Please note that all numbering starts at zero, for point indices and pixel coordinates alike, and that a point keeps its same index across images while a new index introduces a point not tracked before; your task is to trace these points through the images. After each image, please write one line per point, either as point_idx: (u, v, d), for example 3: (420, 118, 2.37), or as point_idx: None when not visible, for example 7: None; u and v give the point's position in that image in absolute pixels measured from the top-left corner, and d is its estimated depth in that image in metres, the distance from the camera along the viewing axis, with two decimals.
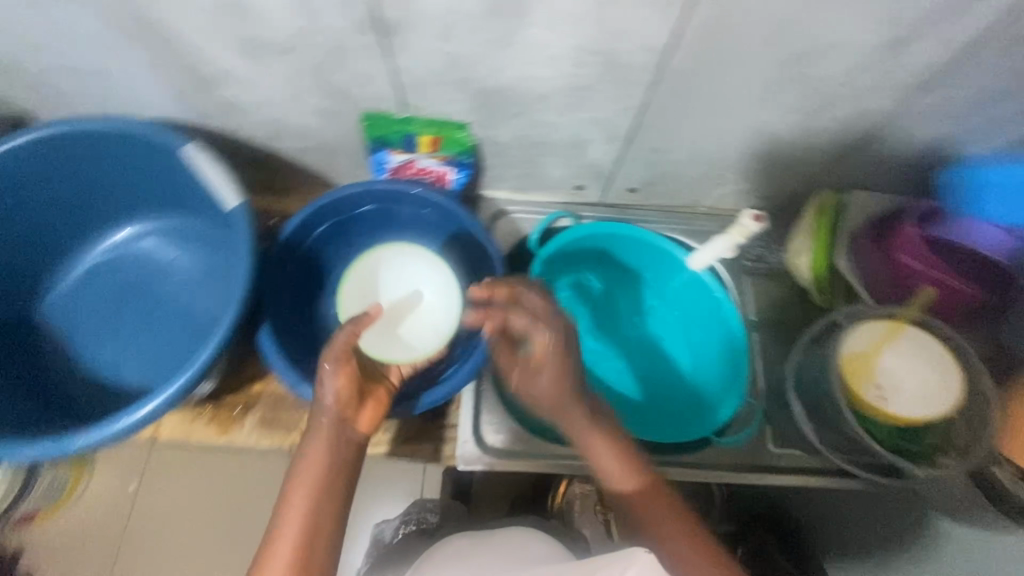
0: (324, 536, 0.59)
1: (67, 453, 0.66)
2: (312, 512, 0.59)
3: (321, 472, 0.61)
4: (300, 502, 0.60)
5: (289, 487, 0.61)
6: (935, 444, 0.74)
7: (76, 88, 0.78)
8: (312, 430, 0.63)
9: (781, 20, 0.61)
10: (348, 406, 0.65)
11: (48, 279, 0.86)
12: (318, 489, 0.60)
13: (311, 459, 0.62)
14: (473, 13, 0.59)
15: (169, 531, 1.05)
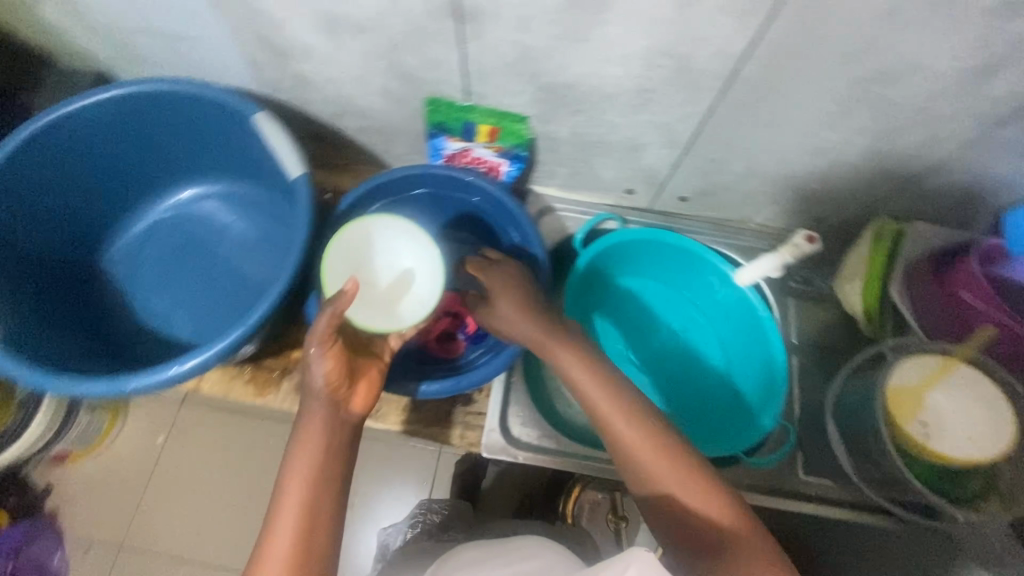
0: (327, 513, 0.57)
1: (120, 394, 0.65)
2: (311, 490, 0.58)
3: (319, 451, 0.60)
4: (298, 481, 0.58)
5: (290, 463, 0.59)
6: (978, 489, 0.71)
7: (160, 50, 0.81)
8: (306, 410, 0.62)
9: (865, 39, 0.59)
10: (341, 388, 0.64)
11: (115, 229, 0.90)
12: (318, 466, 0.59)
13: (308, 438, 0.60)
14: (552, 7, 0.60)
15: (196, 485, 1.12)
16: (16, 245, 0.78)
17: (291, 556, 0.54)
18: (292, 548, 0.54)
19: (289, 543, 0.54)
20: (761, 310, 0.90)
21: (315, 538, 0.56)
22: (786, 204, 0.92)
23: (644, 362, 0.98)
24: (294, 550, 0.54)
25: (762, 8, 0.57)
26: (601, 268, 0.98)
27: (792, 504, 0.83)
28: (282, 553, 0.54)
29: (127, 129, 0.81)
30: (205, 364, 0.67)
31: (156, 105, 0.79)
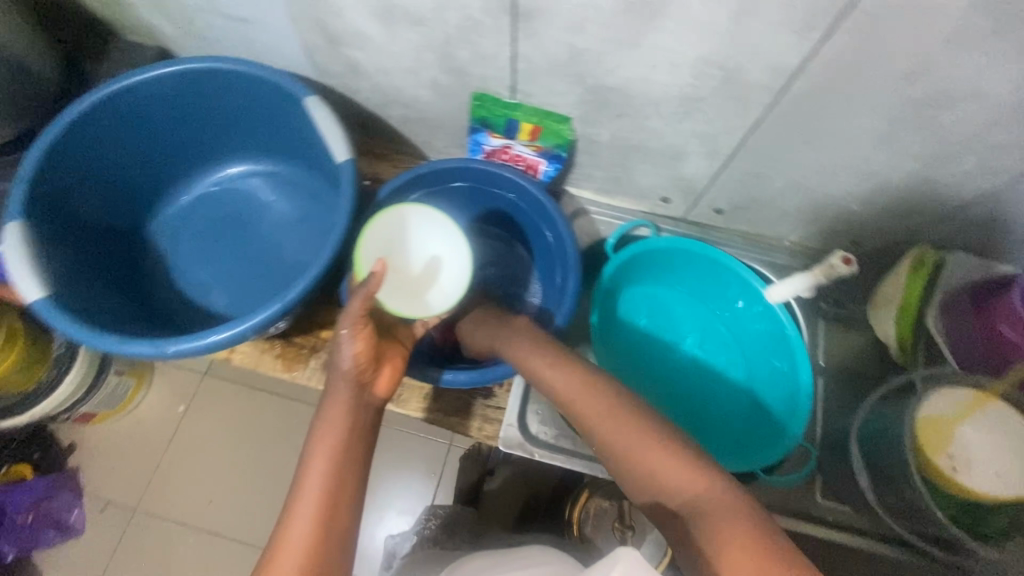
0: (350, 489, 0.58)
1: (163, 354, 0.67)
2: (334, 465, 0.59)
3: (344, 428, 0.61)
4: (322, 455, 0.59)
5: (316, 438, 0.60)
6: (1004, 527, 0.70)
7: (220, 29, 0.84)
8: (332, 389, 0.64)
9: (923, 62, 0.58)
10: (367, 371, 0.65)
11: (163, 198, 0.93)
12: (343, 442, 0.60)
13: (335, 416, 0.62)
14: (607, 10, 0.61)
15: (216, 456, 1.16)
16: (72, 206, 0.81)
17: (315, 527, 0.54)
18: (315, 519, 0.55)
19: (312, 514, 0.55)
20: (790, 329, 0.88)
21: (338, 511, 0.56)
22: (823, 224, 0.91)
23: (667, 371, 0.98)
24: (317, 521, 0.55)
25: (819, 24, 0.56)
26: (631, 275, 0.98)
27: (808, 526, 0.82)
28: (306, 523, 0.55)
29: (184, 103, 0.84)
30: (242, 334, 0.69)
31: (214, 82, 0.82)
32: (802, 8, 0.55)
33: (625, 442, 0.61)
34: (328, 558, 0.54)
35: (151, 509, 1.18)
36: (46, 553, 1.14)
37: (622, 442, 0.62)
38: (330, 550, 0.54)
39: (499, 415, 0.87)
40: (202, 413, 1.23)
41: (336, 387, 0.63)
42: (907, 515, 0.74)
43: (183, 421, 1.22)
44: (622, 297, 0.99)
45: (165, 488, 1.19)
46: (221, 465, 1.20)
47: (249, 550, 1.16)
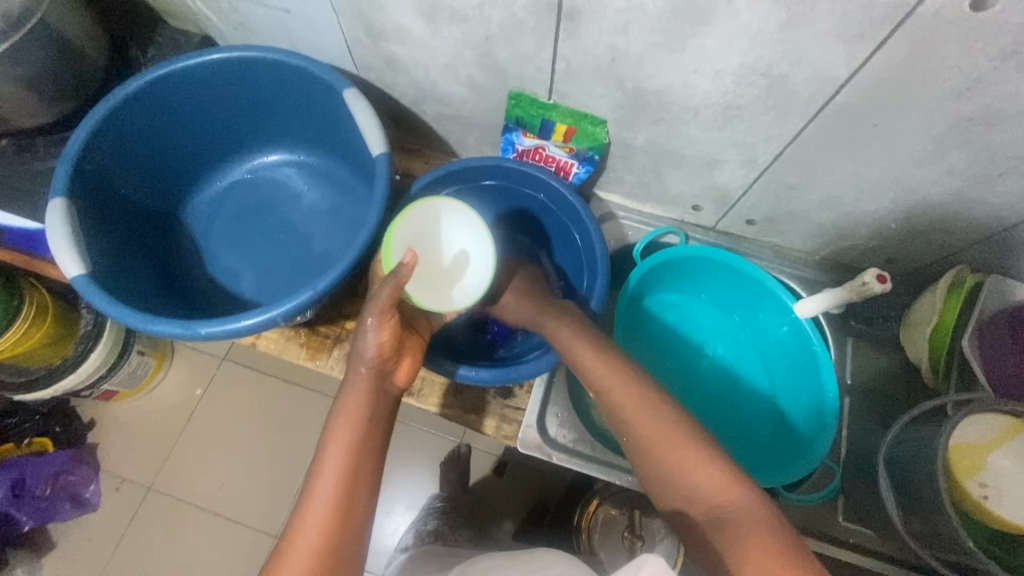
0: (365, 479, 0.58)
1: (194, 335, 0.67)
2: (350, 454, 0.58)
3: (360, 417, 0.61)
4: (339, 444, 0.59)
5: (333, 425, 0.60)
6: None
7: (264, 20, 0.85)
8: (350, 378, 0.64)
9: (978, 79, 0.57)
10: (388, 361, 0.66)
11: (198, 184, 0.95)
12: (359, 431, 0.60)
13: (353, 404, 0.62)
14: (653, 13, 0.60)
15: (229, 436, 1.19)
16: (112, 186, 0.83)
17: (331, 514, 0.54)
18: (331, 507, 0.55)
19: (328, 502, 0.55)
20: (817, 345, 0.87)
21: (354, 501, 0.56)
22: (857, 240, 0.90)
23: (689, 381, 0.97)
24: (334, 509, 0.55)
25: (872, 34, 0.55)
26: (657, 281, 0.97)
27: (829, 546, 0.81)
28: (322, 511, 0.55)
29: (224, 90, 0.86)
30: (272, 321, 0.70)
31: (255, 71, 0.83)
32: (856, 18, 0.54)
33: (653, 437, 0.62)
34: (342, 546, 0.54)
35: (165, 488, 1.19)
36: (61, 525, 1.16)
37: (649, 435, 0.62)
38: (344, 540, 0.54)
39: (518, 415, 0.87)
40: (219, 396, 1.25)
41: (353, 376, 0.64)
42: (932, 541, 0.73)
43: (200, 403, 1.24)
44: (646, 304, 0.98)
45: (179, 468, 1.21)
46: (235, 449, 1.22)
47: (257, 534, 1.17)
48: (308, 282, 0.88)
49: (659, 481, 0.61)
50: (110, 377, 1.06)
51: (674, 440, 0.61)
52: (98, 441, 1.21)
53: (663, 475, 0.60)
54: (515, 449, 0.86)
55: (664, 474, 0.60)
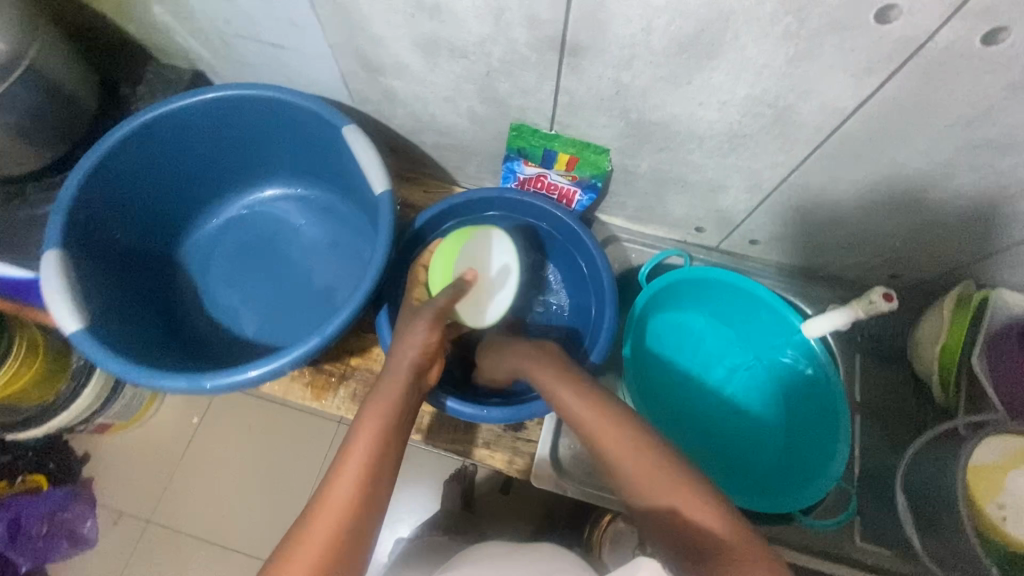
0: (386, 483, 0.55)
1: (201, 389, 0.66)
2: (376, 453, 0.55)
3: (388, 418, 0.58)
4: (365, 440, 0.56)
5: (361, 421, 0.58)
6: None
7: (257, 56, 0.84)
8: (384, 378, 0.62)
9: (985, 109, 0.57)
10: (428, 360, 0.66)
11: (193, 222, 0.93)
12: (386, 432, 0.57)
13: (383, 403, 0.59)
14: (658, 49, 0.60)
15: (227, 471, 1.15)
16: (107, 231, 0.81)
17: (351, 512, 0.51)
18: (349, 504, 0.51)
19: (349, 497, 0.52)
20: (827, 366, 0.88)
21: (372, 501, 0.53)
22: (862, 258, 0.89)
23: (699, 404, 0.96)
24: (352, 508, 0.51)
25: (879, 68, 0.55)
26: (659, 306, 0.96)
27: (845, 568, 0.80)
28: (341, 506, 0.51)
29: (219, 128, 0.84)
30: (279, 369, 0.68)
31: (250, 109, 0.82)
32: (864, 53, 0.54)
33: (638, 476, 0.56)
34: (352, 549, 0.50)
35: (164, 519, 1.15)
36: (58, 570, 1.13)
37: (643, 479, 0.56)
38: (358, 539, 0.51)
39: (530, 448, 0.86)
40: (215, 425, 1.20)
41: (389, 376, 0.62)
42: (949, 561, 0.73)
43: (198, 432, 1.20)
44: (652, 327, 0.98)
45: (179, 498, 1.16)
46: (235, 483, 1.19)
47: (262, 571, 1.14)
48: (312, 321, 0.87)
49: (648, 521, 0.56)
50: (100, 414, 1.01)
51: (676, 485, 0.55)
52: (95, 475, 1.17)
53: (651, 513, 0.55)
54: (530, 483, 0.85)
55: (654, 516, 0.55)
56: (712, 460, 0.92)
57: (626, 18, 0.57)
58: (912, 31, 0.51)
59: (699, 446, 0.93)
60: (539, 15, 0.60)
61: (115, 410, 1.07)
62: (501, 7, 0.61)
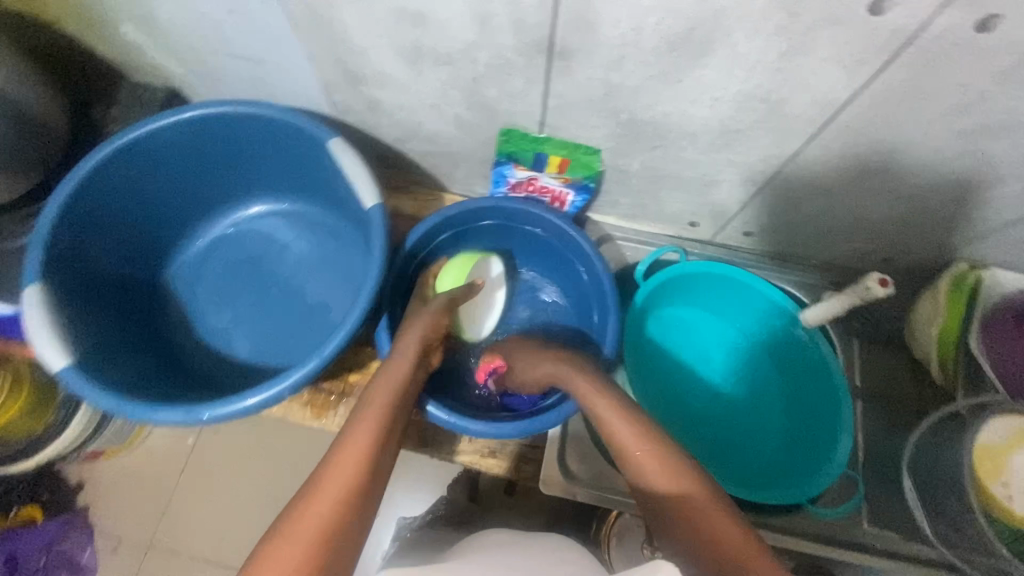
0: (391, 449, 0.60)
1: (197, 421, 0.65)
2: (386, 420, 0.61)
3: (395, 393, 0.65)
4: (376, 407, 0.62)
5: (372, 392, 0.64)
6: None
7: (234, 71, 0.81)
8: (392, 358, 0.69)
9: (978, 94, 0.57)
10: (431, 349, 0.74)
11: (178, 245, 0.90)
12: (393, 403, 0.63)
13: (391, 378, 0.66)
14: (648, 48, 0.59)
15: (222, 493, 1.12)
16: (88, 259, 0.78)
17: (364, 468, 0.55)
18: (362, 460, 0.56)
19: (363, 453, 0.57)
20: (827, 354, 0.88)
21: (381, 462, 0.58)
22: (856, 245, 0.89)
23: (704, 401, 0.95)
24: (366, 467, 0.56)
25: (874, 58, 0.55)
26: (652, 305, 0.96)
27: (855, 555, 0.80)
28: (355, 461, 0.56)
29: (199, 147, 0.82)
30: (279, 396, 0.67)
31: (230, 126, 0.80)
32: (858, 44, 0.54)
33: (656, 477, 0.57)
34: (365, 501, 0.53)
35: (165, 543, 1.09)
36: None
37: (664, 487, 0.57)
38: (369, 492, 0.54)
39: (537, 455, 0.86)
40: (209, 445, 1.14)
41: (396, 356, 0.70)
42: (961, 544, 0.74)
43: (193, 452, 1.13)
44: (651, 325, 0.97)
45: (179, 521, 1.10)
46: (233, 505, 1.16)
47: None
48: (307, 340, 0.85)
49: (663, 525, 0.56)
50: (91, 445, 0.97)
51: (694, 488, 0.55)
52: (89, 505, 1.10)
53: (667, 518, 0.55)
54: (538, 491, 0.84)
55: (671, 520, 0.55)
56: (714, 462, 0.91)
57: (616, 18, 0.56)
58: (906, 20, 0.50)
59: (706, 443, 0.92)
60: (526, 19, 0.59)
61: (106, 435, 1.02)
62: (487, 13, 0.59)
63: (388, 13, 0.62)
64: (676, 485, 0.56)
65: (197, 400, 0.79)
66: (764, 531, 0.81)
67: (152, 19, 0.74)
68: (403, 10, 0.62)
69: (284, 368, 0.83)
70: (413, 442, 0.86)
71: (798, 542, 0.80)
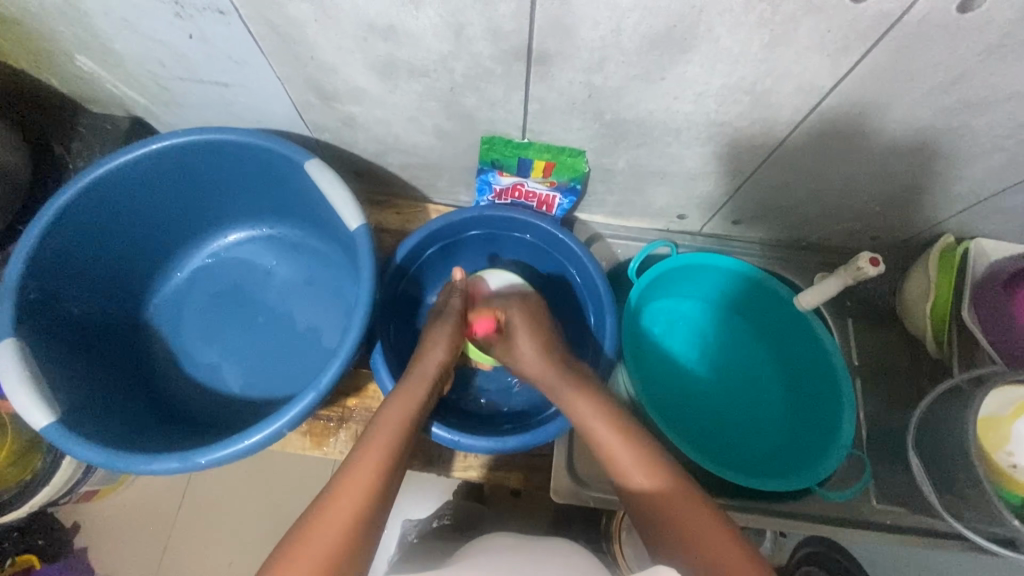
0: (397, 480, 0.59)
1: (194, 466, 0.63)
2: (395, 448, 0.60)
3: (405, 423, 0.63)
4: (385, 434, 0.61)
5: (380, 420, 0.63)
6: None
7: (201, 97, 0.78)
8: (405, 384, 0.68)
9: (961, 72, 0.57)
10: (441, 381, 0.72)
11: (157, 281, 0.87)
12: (403, 432, 0.62)
13: (402, 405, 0.65)
14: (628, 48, 0.58)
15: (222, 525, 1.09)
16: (64, 305, 0.75)
17: (368, 500, 0.54)
18: (367, 492, 0.55)
19: (368, 484, 0.55)
20: (824, 337, 0.88)
21: (386, 493, 0.57)
22: (845, 225, 0.89)
23: (710, 391, 0.94)
24: (370, 498, 0.54)
25: (856, 45, 0.55)
26: (648, 300, 0.95)
27: (864, 535, 0.82)
28: (359, 492, 0.54)
29: (170, 180, 0.79)
30: (277, 433, 0.65)
31: (202, 154, 0.77)
32: (840, 33, 0.53)
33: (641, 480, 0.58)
34: (367, 535, 0.52)
35: None
36: None
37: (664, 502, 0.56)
38: (371, 529, 0.53)
39: (545, 462, 0.86)
40: (211, 475, 1.11)
41: (410, 382, 0.68)
42: (964, 513, 0.74)
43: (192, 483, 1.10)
44: (649, 320, 0.96)
45: (184, 556, 1.07)
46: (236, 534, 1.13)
47: None
48: (302, 367, 0.82)
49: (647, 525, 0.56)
50: (85, 484, 0.92)
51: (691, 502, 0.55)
52: (88, 545, 1.07)
53: (659, 525, 0.55)
54: (550, 499, 0.83)
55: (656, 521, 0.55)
56: (727, 454, 0.89)
57: (594, 21, 0.54)
58: (888, 5, 0.50)
59: (716, 436, 0.91)
60: (501, 27, 0.57)
61: (100, 475, 0.97)
62: (462, 23, 0.57)
63: (358, 29, 0.60)
64: (679, 504, 0.55)
65: (191, 442, 0.77)
66: (773, 516, 0.82)
67: (108, 49, 0.70)
68: (373, 25, 0.59)
69: (280, 399, 0.81)
70: (418, 461, 0.85)
71: (807, 527, 0.81)
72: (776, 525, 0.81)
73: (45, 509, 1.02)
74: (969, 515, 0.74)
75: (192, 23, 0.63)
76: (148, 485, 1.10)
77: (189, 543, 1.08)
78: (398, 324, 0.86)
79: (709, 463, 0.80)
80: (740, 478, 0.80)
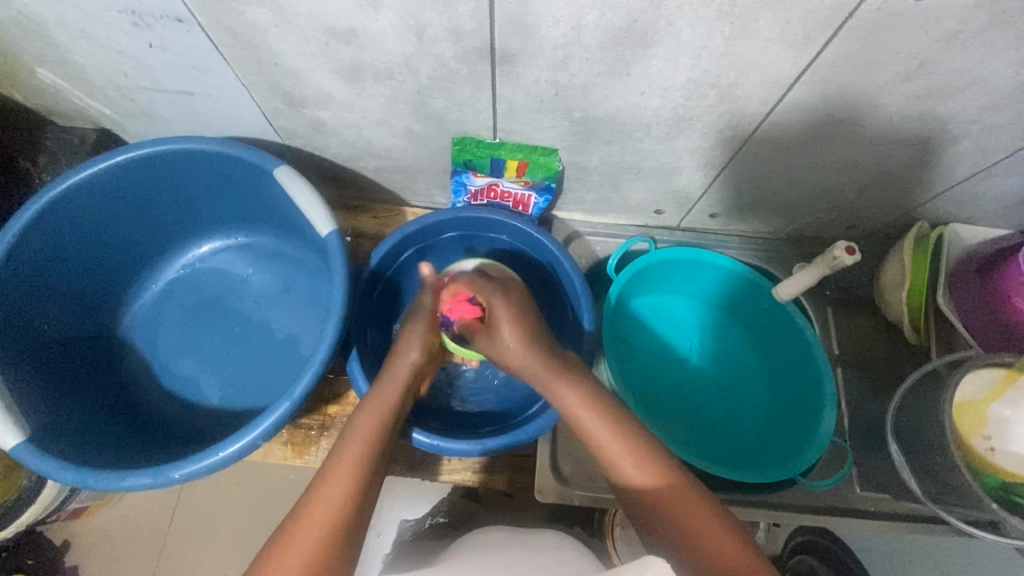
0: (373, 489, 0.58)
1: (169, 481, 0.63)
2: (370, 455, 0.59)
3: (380, 425, 0.63)
4: (358, 442, 0.60)
5: (355, 425, 0.62)
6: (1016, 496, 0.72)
7: (168, 107, 0.78)
8: (378, 387, 0.67)
9: (924, 58, 0.57)
10: (418, 381, 0.72)
11: (130, 294, 0.86)
12: (377, 438, 0.61)
13: (375, 411, 0.64)
14: (590, 46, 0.57)
15: (217, 537, 1.07)
16: (34, 323, 0.75)
17: (344, 511, 0.53)
18: (342, 502, 0.54)
19: (342, 495, 0.55)
20: (805, 328, 0.89)
21: (363, 502, 0.56)
22: (820, 215, 0.90)
23: (693, 385, 0.94)
24: (347, 510, 0.54)
25: (817, 35, 0.55)
26: (630, 296, 0.94)
27: (851, 522, 0.82)
28: (334, 503, 0.54)
29: (137, 192, 0.78)
30: (252, 444, 0.64)
31: (169, 165, 0.76)
32: (800, 24, 0.53)
33: (633, 471, 0.57)
34: (345, 547, 0.51)
35: None
36: None
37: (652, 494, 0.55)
38: (349, 538, 0.52)
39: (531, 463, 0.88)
40: (200, 486, 1.10)
41: (384, 384, 0.68)
42: (946, 497, 0.75)
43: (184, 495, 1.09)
44: (631, 317, 0.95)
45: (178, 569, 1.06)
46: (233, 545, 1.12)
47: None
48: (280, 376, 0.82)
49: (647, 521, 0.55)
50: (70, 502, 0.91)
51: (681, 498, 0.54)
52: (80, 562, 1.05)
53: (650, 518, 0.54)
54: (535, 498, 0.82)
55: (652, 515, 0.54)
56: (712, 444, 0.89)
57: (555, 19, 0.54)
58: None
59: (701, 429, 0.91)
60: (463, 27, 0.56)
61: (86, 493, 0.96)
62: (422, 24, 0.57)
63: (318, 33, 0.60)
64: (669, 501, 0.54)
65: (169, 458, 0.76)
66: (756, 510, 0.82)
67: (69, 61, 0.69)
68: (334, 29, 0.59)
69: (260, 408, 0.80)
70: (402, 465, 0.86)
71: (791, 517, 0.82)
72: (762, 515, 0.81)
73: (34, 528, 1.00)
74: (954, 503, 0.74)
75: (150, 33, 0.62)
76: (138, 498, 1.08)
77: (184, 555, 1.06)
78: (376, 330, 0.85)
79: (692, 458, 0.81)
80: (725, 471, 0.81)
